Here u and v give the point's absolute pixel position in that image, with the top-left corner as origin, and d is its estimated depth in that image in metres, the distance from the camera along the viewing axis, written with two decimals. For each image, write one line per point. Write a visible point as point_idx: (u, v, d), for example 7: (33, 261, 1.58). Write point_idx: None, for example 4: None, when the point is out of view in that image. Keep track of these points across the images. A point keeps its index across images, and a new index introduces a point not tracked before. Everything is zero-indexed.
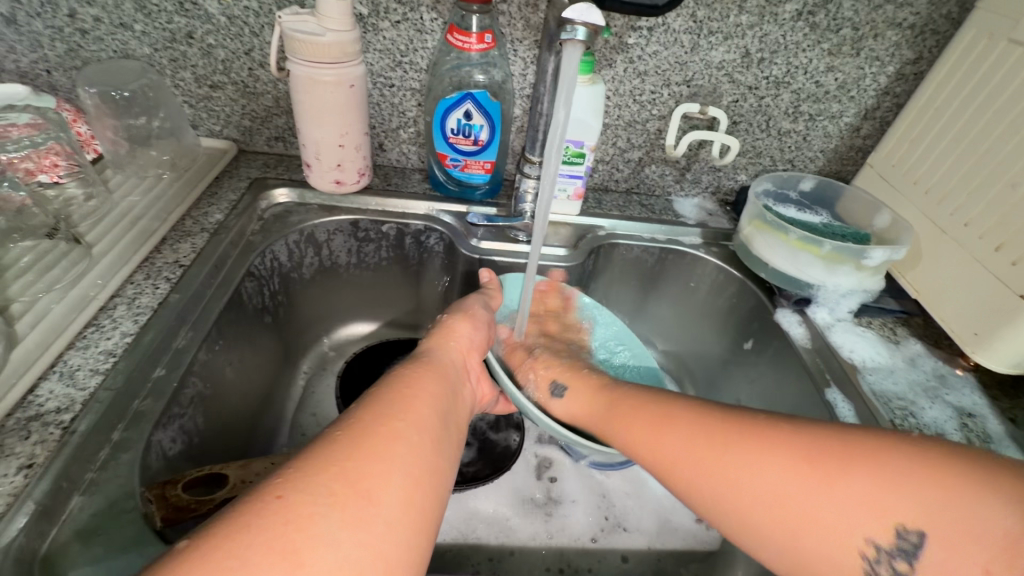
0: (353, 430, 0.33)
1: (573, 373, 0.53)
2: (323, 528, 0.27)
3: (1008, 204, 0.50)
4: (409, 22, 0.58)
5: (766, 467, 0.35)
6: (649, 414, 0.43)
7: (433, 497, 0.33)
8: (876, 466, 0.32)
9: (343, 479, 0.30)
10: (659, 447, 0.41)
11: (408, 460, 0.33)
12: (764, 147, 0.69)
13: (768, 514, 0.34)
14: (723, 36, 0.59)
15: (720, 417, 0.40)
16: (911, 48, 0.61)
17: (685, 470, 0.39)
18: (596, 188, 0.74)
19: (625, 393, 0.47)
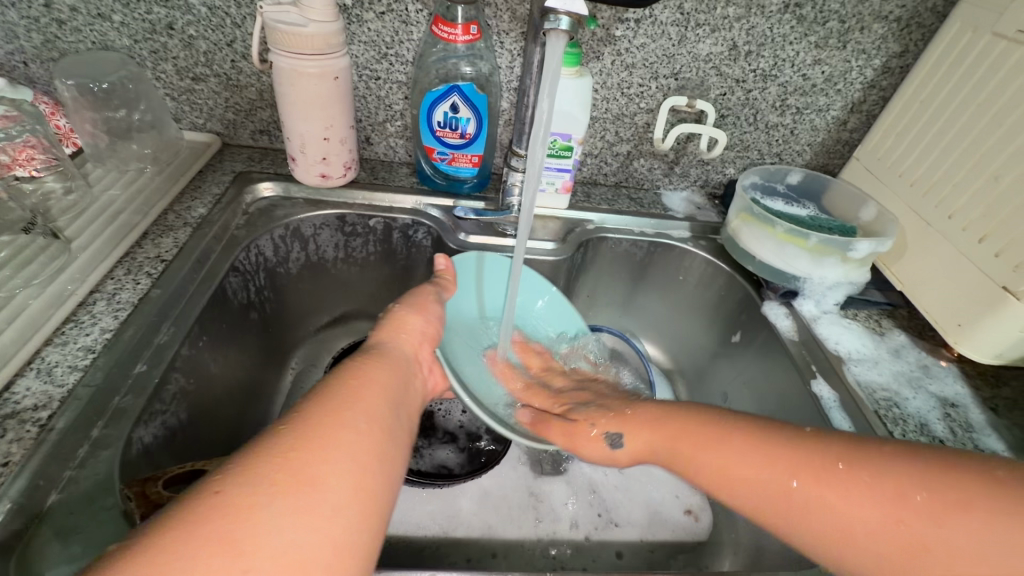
0: (296, 422, 0.33)
1: (629, 414, 0.46)
2: (264, 515, 0.27)
3: (991, 196, 0.50)
4: (394, 13, 0.57)
5: (860, 503, 0.33)
6: (709, 444, 0.40)
7: (384, 481, 0.33)
8: (977, 511, 0.30)
9: (286, 466, 0.30)
10: (734, 484, 0.38)
11: (357, 446, 0.33)
12: (752, 140, 0.69)
13: (856, 554, 0.32)
14: (710, 28, 0.59)
15: (805, 445, 0.37)
16: (897, 41, 0.61)
17: (759, 503, 0.37)
18: (585, 182, 0.73)
19: (679, 422, 0.43)
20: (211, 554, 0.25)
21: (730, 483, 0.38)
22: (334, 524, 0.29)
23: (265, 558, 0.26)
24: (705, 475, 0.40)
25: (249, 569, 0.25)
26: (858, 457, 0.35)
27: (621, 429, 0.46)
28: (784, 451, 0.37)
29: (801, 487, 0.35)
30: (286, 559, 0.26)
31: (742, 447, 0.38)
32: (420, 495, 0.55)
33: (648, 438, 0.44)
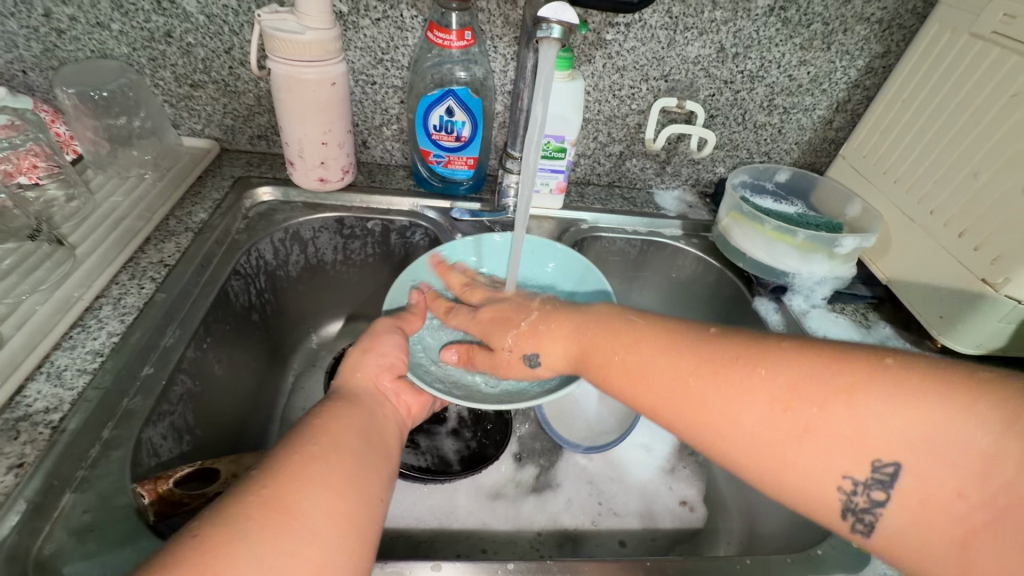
0: (267, 468, 0.33)
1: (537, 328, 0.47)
2: (242, 550, 0.28)
3: (970, 192, 0.52)
4: (390, 19, 0.59)
5: (745, 409, 0.35)
6: (624, 352, 0.42)
7: (358, 503, 0.34)
8: (857, 406, 0.32)
9: (260, 502, 0.31)
10: (644, 398, 0.40)
11: (328, 477, 0.33)
12: (741, 140, 0.71)
13: (749, 459, 0.35)
14: (698, 31, 0.61)
15: (696, 353, 0.39)
16: (880, 42, 0.63)
17: (666, 413, 0.39)
18: (579, 182, 0.75)
19: (602, 338, 0.44)
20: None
21: (642, 395, 0.40)
22: (309, 549, 0.30)
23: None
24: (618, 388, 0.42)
25: None
26: (759, 362, 0.36)
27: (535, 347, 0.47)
28: (692, 353, 0.39)
29: (701, 389, 0.37)
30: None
31: (653, 354, 0.41)
32: (419, 491, 0.56)
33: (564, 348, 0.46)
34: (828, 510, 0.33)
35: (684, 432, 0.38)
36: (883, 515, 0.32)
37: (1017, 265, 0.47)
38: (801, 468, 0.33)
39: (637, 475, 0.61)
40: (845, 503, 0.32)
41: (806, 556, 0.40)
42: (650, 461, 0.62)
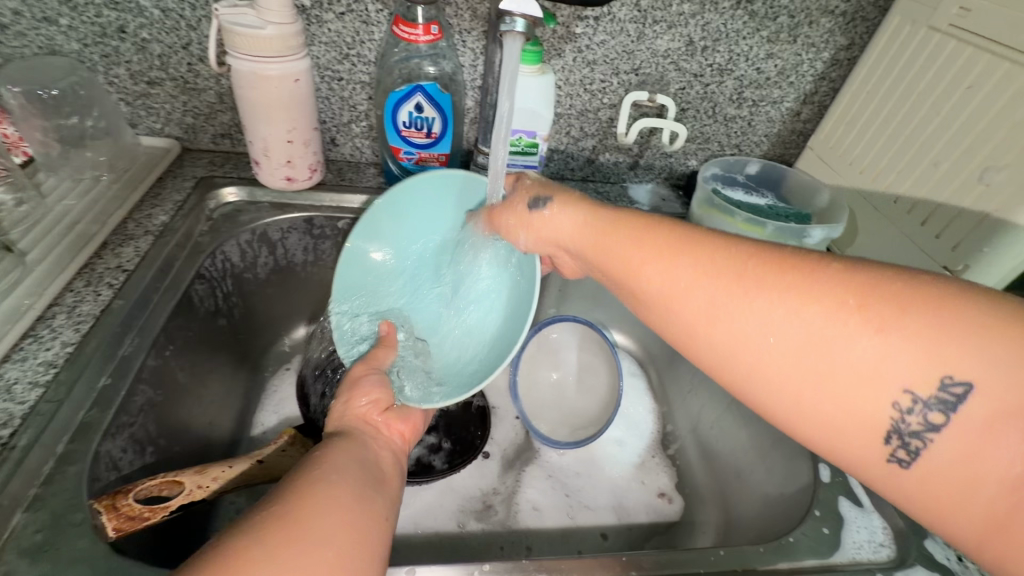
0: (273, 491, 0.31)
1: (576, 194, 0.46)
2: (261, 563, 0.26)
3: (930, 182, 0.53)
4: (354, 13, 0.57)
5: (802, 309, 0.32)
6: (664, 242, 0.38)
7: (371, 522, 0.31)
8: (939, 319, 0.29)
9: (274, 517, 0.29)
10: (680, 292, 0.36)
11: (337, 493, 0.32)
12: (711, 133, 0.71)
13: (794, 366, 0.32)
14: (667, 25, 0.61)
15: (753, 250, 0.35)
16: (845, 35, 0.63)
17: (703, 310, 0.35)
18: (553, 177, 0.74)
19: (639, 230, 0.40)
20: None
21: (677, 289, 0.36)
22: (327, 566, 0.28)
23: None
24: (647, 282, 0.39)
25: None
26: (833, 259, 0.32)
27: (551, 195, 0.46)
28: (750, 246, 0.35)
29: (755, 282, 0.34)
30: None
31: (703, 243, 0.37)
32: None
33: (596, 224, 0.43)
34: (873, 426, 0.31)
35: (718, 333, 0.35)
36: (933, 441, 0.30)
37: (975, 252, 0.49)
38: (857, 378, 0.30)
39: (613, 470, 0.61)
40: (894, 424, 0.30)
41: (777, 543, 0.40)
42: (624, 456, 0.63)
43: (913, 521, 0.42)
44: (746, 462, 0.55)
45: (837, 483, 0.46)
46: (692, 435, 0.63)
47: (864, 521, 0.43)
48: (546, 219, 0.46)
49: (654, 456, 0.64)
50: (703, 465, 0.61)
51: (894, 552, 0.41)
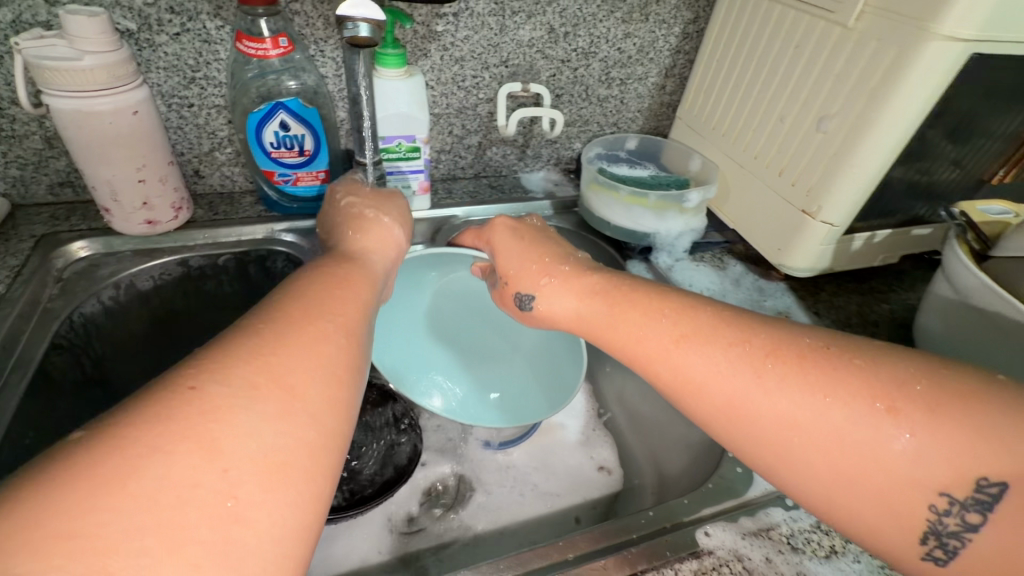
0: (276, 320, 0.32)
1: (545, 280, 0.47)
2: (240, 428, 0.26)
3: (781, 135, 0.58)
4: (192, 33, 0.52)
5: (828, 405, 0.32)
6: (673, 328, 0.39)
7: (352, 392, 0.32)
8: (966, 413, 0.29)
9: (264, 373, 0.29)
10: (693, 378, 0.36)
11: (334, 359, 0.32)
12: (589, 115, 0.74)
13: (820, 463, 0.32)
14: (526, 15, 0.62)
15: (764, 337, 0.36)
16: (689, 9, 0.67)
17: (726, 403, 0.35)
18: (444, 178, 0.74)
19: (650, 321, 0.40)
20: (186, 451, 0.25)
21: (694, 380, 0.36)
22: (313, 429, 0.29)
23: (243, 461, 0.26)
24: (653, 368, 0.39)
25: (227, 468, 0.25)
26: (851, 352, 0.34)
27: (534, 290, 0.47)
28: (763, 338, 0.36)
29: (777, 377, 0.34)
30: (269, 460, 0.26)
31: (716, 334, 0.37)
32: (337, 539, 0.52)
33: (590, 310, 0.44)
34: (911, 528, 0.30)
35: (746, 427, 0.34)
36: (970, 539, 0.29)
37: (825, 191, 0.54)
38: (890, 476, 0.30)
39: (556, 456, 0.62)
40: (931, 526, 0.30)
41: (700, 492, 0.41)
42: (561, 440, 0.64)
43: None
44: (667, 419, 0.59)
45: None
46: (619, 405, 0.66)
47: None
48: (540, 313, 0.47)
49: (595, 429, 0.66)
50: (635, 432, 0.63)
51: None
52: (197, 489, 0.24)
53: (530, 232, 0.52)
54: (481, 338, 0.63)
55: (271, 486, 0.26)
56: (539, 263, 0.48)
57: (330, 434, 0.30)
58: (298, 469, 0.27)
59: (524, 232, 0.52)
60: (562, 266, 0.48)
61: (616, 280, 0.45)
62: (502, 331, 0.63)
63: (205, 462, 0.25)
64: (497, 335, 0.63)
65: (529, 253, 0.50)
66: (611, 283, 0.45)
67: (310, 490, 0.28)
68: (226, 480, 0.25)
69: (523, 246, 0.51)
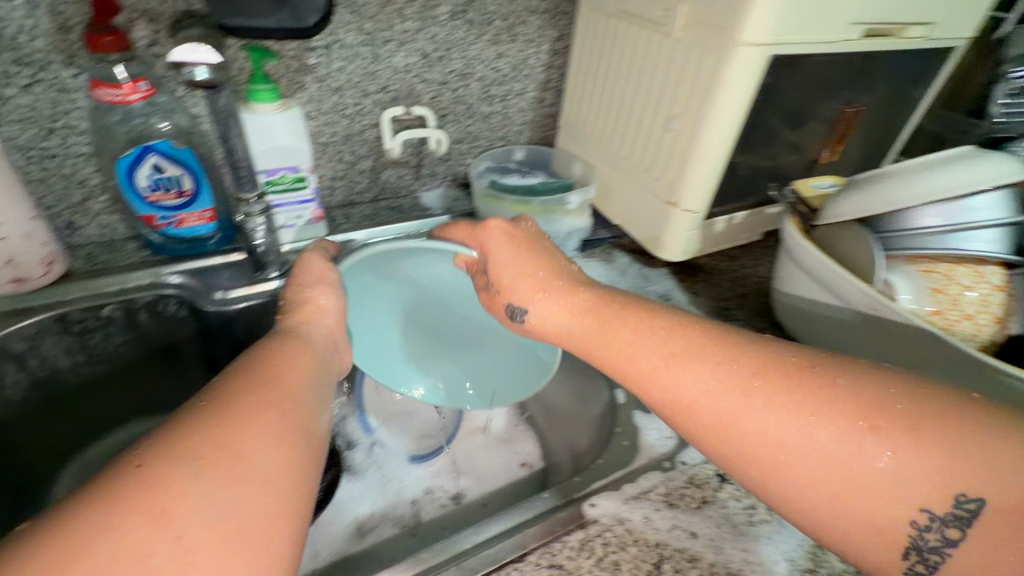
0: (223, 391, 0.34)
1: (540, 294, 0.49)
2: (190, 497, 0.27)
3: (640, 137, 0.64)
4: (45, 83, 0.51)
5: (815, 427, 0.33)
6: (665, 347, 0.40)
7: (308, 454, 0.33)
8: (943, 432, 0.31)
9: (211, 442, 0.29)
10: (682, 395, 0.38)
11: (278, 424, 0.33)
12: (476, 131, 0.77)
13: (806, 480, 0.33)
14: (397, 43, 0.64)
15: (754, 356, 0.37)
16: (554, 28, 0.72)
17: (713, 422, 0.36)
18: (342, 205, 0.75)
19: (637, 339, 0.41)
20: (139, 524, 0.26)
21: (681, 400, 0.38)
22: (269, 492, 0.30)
23: (196, 530, 0.26)
24: (647, 387, 0.40)
25: (182, 536, 0.26)
26: (836, 373, 0.35)
27: (525, 302, 0.50)
28: (753, 357, 0.37)
29: (764, 396, 0.35)
30: (222, 532, 0.27)
31: (706, 353, 0.38)
32: None
33: (582, 329, 0.46)
34: (893, 541, 0.32)
35: (734, 445, 0.36)
36: (950, 554, 0.31)
37: (680, 183, 0.60)
38: (874, 492, 0.31)
39: (477, 458, 0.64)
40: (913, 540, 0.31)
41: (591, 469, 0.45)
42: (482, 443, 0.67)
43: None
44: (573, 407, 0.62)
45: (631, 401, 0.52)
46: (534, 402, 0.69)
47: (654, 423, 0.50)
48: (531, 327, 0.50)
49: (518, 426, 0.69)
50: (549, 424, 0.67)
51: (678, 437, 0.48)
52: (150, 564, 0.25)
53: (526, 241, 0.53)
54: (455, 324, 0.61)
55: (224, 561, 0.26)
56: (537, 275, 0.50)
57: (285, 495, 0.30)
58: (253, 534, 0.28)
59: (518, 239, 0.53)
60: (558, 277, 0.50)
61: (606, 296, 0.47)
62: (476, 317, 0.61)
63: (160, 539, 0.25)
64: (472, 322, 0.61)
65: (519, 262, 0.51)
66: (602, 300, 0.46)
67: (268, 554, 0.28)
68: (181, 547, 0.26)
69: (520, 257, 0.51)
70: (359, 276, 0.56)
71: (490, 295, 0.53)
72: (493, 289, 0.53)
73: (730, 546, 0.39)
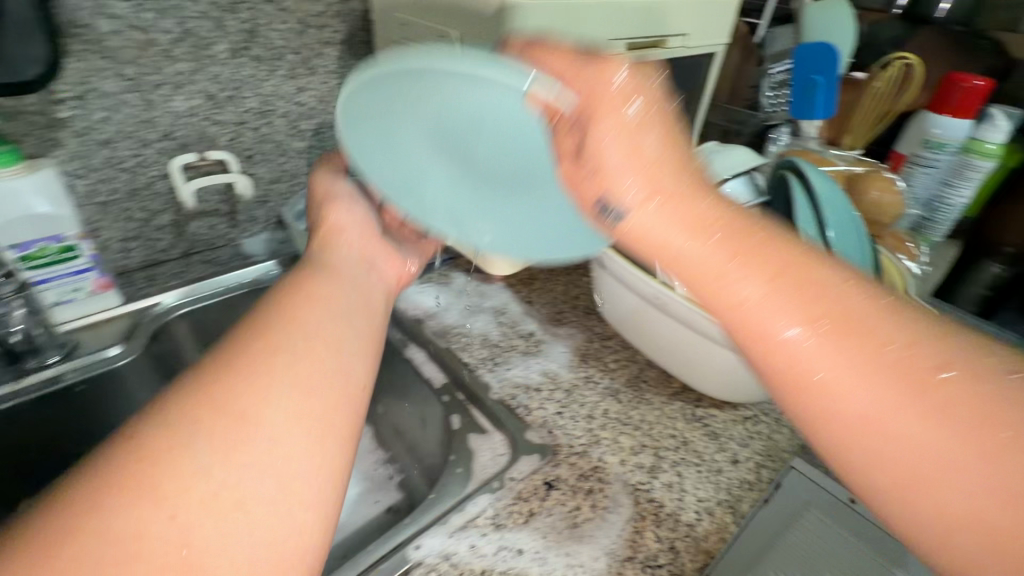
0: (236, 342, 0.34)
1: (652, 201, 0.32)
2: (185, 469, 0.27)
3: None
4: None
5: (987, 457, 0.26)
6: (823, 308, 0.30)
7: (341, 412, 0.33)
8: None
9: (208, 407, 0.29)
10: (821, 374, 0.29)
11: (287, 379, 0.32)
12: (293, 168, 0.74)
13: (946, 506, 0.27)
14: (172, 86, 0.59)
15: (939, 352, 0.29)
16: (355, 58, 0.71)
17: (848, 412, 0.29)
18: (145, 265, 0.67)
19: (753, 291, 0.31)
20: (128, 495, 0.25)
21: (812, 378, 0.30)
22: (284, 457, 0.29)
23: (190, 505, 0.26)
24: (770, 348, 0.31)
25: (176, 511, 0.26)
26: None
27: (621, 201, 0.33)
28: (935, 349, 0.29)
29: (938, 401, 0.27)
30: (224, 496, 0.27)
31: (877, 331, 0.29)
32: None
33: (698, 253, 0.32)
34: None
35: (863, 442, 0.29)
36: None
37: None
38: None
39: None
40: None
41: (420, 507, 0.43)
42: None
43: (517, 423, 0.50)
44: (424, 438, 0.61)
45: (466, 424, 0.51)
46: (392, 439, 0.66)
47: (488, 443, 0.49)
48: (619, 232, 0.34)
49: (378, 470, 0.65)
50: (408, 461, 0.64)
51: (509, 453, 0.48)
52: (153, 533, 0.25)
53: (656, 105, 0.32)
54: (487, 154, 0.37)
55: (234, 519, 0.27)
56: (654, 164, 0.32)
57: (293, 472, 0.29)
58: (256, 507, 0.27)
59: (656, 115, 0.32)
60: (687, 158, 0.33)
61: (731, 217, 0.33)
62: (529, 148, 0.34)
63: (149, 504, 0.25)
64: (527, 139, 0.34)
65: (638, 152, 0.31)
66: (727, 235, 0.32)
67: (275, 523, 0.28)
68: (176, 520, 0.25)
69: (658, 136, 0.32)
70: (368, 106, 0.36)
71: (575, 165, 0.34)
72: (584, 164, 0.33)
73: (554, 553, 0.40)
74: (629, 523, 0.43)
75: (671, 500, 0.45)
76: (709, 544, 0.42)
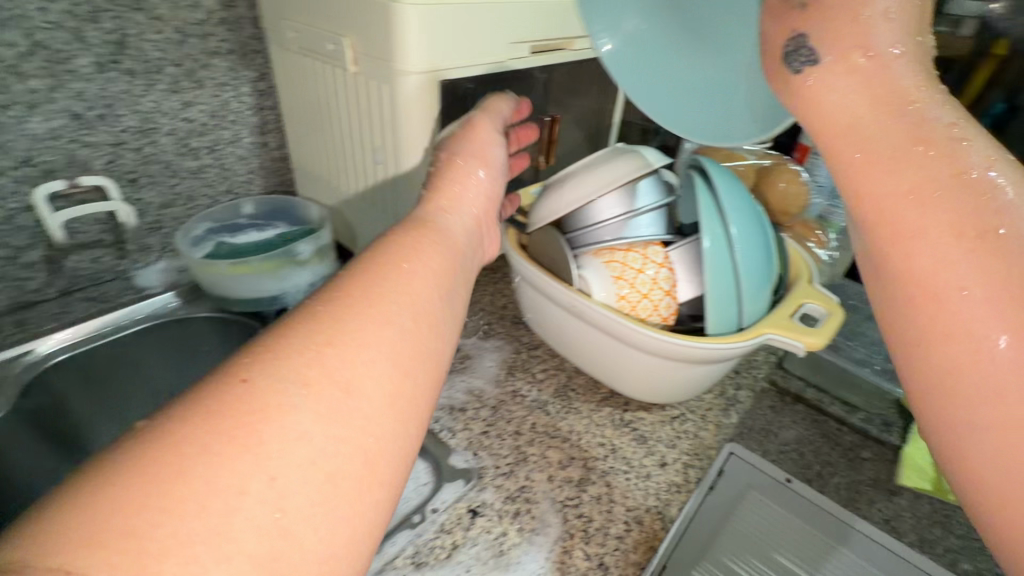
0: (332, 303, 0.27)
1: (852, 61, 0.28)
2: (183, 492, 0.19)
3: (357, 171, 0.61)
4: None
5: None
6: (979, 216, 0.24)
7: (397, 440, 0.25)
8: None
9: (254, 403, 0.22)
10: (954, 280, 0.23)
11: (358, 381, 0.24)
12: (188, 190, 0.68)
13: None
14: (25, 106, 0.52)
15: None
16: (249, 68, 0.65)
17: (958, 330, 0.23)
18: (16, 306, 0.59)
19: (909, 187, 0.25)
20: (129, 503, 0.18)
21: (947, 287, 0.24)
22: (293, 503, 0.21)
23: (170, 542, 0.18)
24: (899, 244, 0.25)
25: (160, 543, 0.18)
26: None
27: (822, 51, 0.29)
28: None
29: None
30: (319, 471, 0.22)
31: None
32: None
33: (865, 123, 0.27)
34: None
35: (963, 370, 0.23)
36: None
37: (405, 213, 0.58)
38: None
39: None
40: None
41: None
42: None
43: (440, 446, 0.48)
44: None
45: None
46: None
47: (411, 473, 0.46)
48: (801, 93, 0.30)
49: None
50: None
51: (432, 481, 0.45)
52: (242, 498, 0.20)
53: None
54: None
55: (318, 504, 0.21)
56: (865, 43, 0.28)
57: (298, 523, 0.20)
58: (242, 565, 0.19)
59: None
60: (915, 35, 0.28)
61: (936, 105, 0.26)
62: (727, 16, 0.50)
63: (144, 518, 0.18)
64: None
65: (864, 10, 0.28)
66: (926, 121, 0.26)
67: None
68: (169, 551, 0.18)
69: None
70: None
71: (784, 4, 0.31)
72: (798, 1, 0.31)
73: None
74: (558, 543, 0.41)
75: (600, 513, 0.44)
76: (638, 555, 0.42)
